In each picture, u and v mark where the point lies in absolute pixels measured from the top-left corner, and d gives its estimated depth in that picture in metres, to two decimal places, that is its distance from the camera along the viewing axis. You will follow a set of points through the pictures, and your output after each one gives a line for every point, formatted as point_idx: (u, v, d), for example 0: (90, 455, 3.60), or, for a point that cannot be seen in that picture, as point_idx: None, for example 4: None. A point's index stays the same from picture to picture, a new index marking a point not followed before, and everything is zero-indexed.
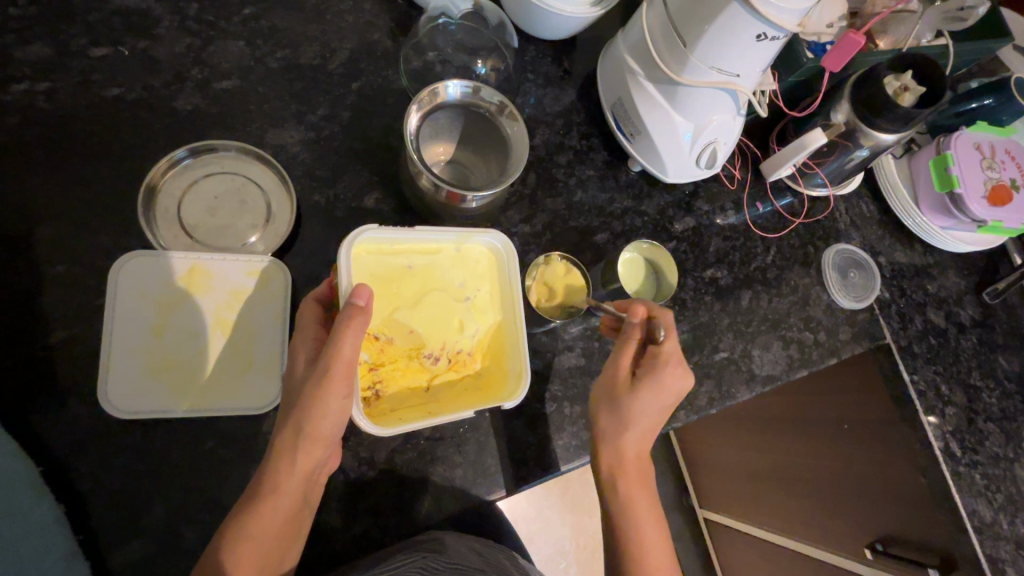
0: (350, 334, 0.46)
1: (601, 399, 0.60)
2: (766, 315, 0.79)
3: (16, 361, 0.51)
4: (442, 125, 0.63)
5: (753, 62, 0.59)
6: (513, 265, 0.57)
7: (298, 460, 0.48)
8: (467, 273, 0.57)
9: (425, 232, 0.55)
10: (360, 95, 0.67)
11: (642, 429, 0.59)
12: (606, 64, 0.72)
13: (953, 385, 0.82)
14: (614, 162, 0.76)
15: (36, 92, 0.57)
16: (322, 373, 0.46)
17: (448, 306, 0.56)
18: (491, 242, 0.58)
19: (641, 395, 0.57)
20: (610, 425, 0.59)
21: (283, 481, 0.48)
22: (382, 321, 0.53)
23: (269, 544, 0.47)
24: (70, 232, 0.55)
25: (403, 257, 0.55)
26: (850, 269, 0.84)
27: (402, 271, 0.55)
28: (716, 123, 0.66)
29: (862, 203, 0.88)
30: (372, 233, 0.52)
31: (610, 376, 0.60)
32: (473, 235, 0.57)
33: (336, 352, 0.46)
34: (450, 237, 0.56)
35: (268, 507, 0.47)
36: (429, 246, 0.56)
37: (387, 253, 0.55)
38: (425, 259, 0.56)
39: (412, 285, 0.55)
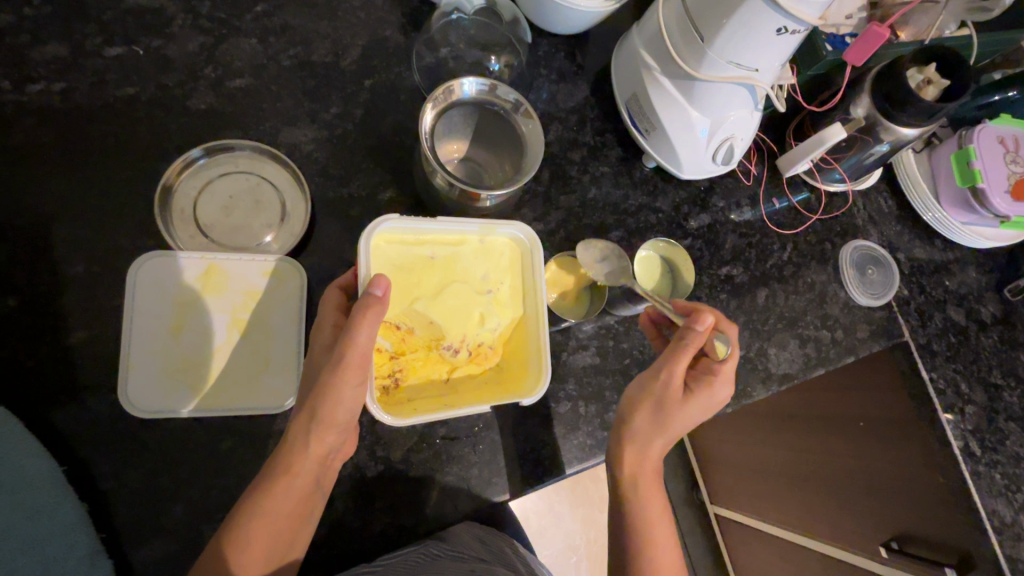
0: (366, 325, 0.45)
1: (647, 402, 0.58)
2: (782, 313, 0.78)
3: (36, 361, 0.51)
4: (456, 123, 0.62)
5: (773, 56, 0.58)
6: (537, 254, 0.56)
7: (312, 447, 0.48)
8: (489, 266, 0.57)
9: (449, 223, 0.54)
10: (372, 93, 0.67)
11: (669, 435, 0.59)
12: (622, 58, 0.71)
13: (973, 384, 0.81)
14: (629, 158, 0.75)
15: (52, 92, 0.58)
16: (335, 361, 0.46)
17: (469, 299, 0.55)
18: (514, 233, 0.57)
19: (689, 409, 0.58)
20: (647, 429, 0.58)
21: (296, 463, 0.48)
22: (401, 311, 0.53)
23: (281, 527, 0.47)
24: (86, 233, 0.55)
25: (425, 248, 0.55)
26: (868, 266, 0.83)
27: (425, 261, 0.54)
28: (733, 119, 0.65)
29: (881, 198, 0.87)
30: (392, 223, 0.52)
31: (663, 382, 0.57)
32: (496, 227, 0.56)
33: (351, 341, 0.45)
34: (473, 228, 0.56)
35: (280, 490, 0.47)
36: (452, 237, 0.56)
37: (410, 242, 0.54)
38: (448, 250, 0.56)
39: (434, 276, 0.55)
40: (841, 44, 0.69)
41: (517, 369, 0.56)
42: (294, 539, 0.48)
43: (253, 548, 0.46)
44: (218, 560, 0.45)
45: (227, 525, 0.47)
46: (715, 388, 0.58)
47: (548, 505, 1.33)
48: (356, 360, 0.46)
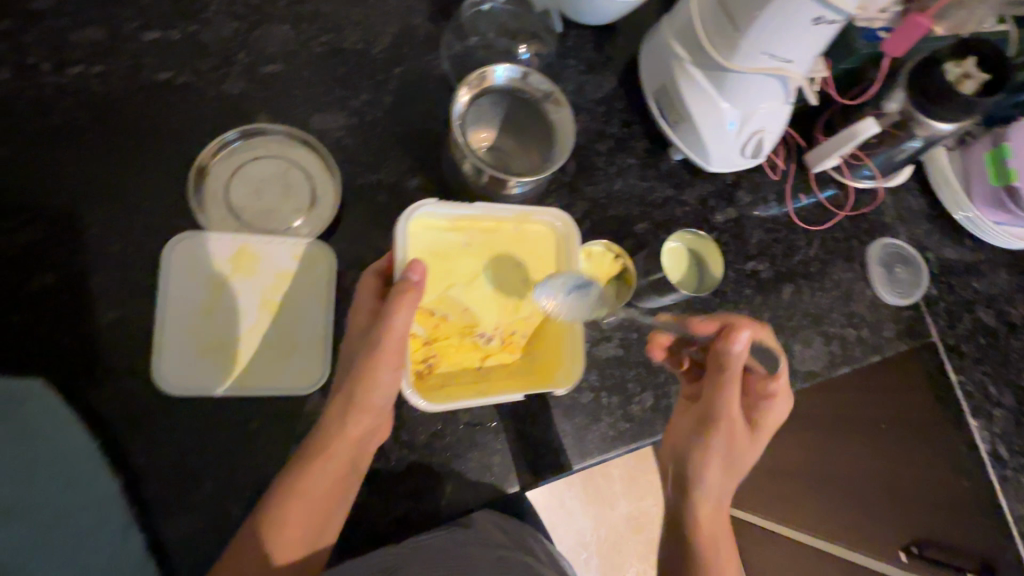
0: (403, 309, 0.46)
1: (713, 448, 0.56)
2: (808, 309, 0.77)
3: (72, 338, 0.52)
4: (486, 110, 0.62)
5: (808, 47, 0.57)
6: (574, 239, 0.57)
7: (349, 429, 0.48)
8: (523, 253, 0.57)
9: (485, 209, 0.55)
10: (401, 81, 0.67)
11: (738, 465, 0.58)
12: (651, 48, 0.70)
13: (1003, 387, 0.80)
14: (656, 151, 0.75)
15: (91, 74, 0.59)
16: (372, 345, 0.47)
17: (503, 286, 0.56)
18: (550, 220, 0.58)
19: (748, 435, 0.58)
20: (717, 473, 0.57)
21: (333, 443, 0.49)
22: (436, 297, 0.53)
23: (316, 506, 0.47)
24: (121, 214, 0.56)
25: (461, 234, 0.55)
26: (895, 265, 0.82)
27: (460, 248, 0.55)
28: (763, 112, 0.65)
29: (910, 196, 0.85)
30: (430, 208, 0.53)
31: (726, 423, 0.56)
32: (531, 214, 0.57)
33: (388, 325, 0.46)
34: (508, 215, 0.56)
35: (317, 469, 0.48)
36: (487, 224, 0.56)
37: (446, 228, 0.55)
38: (482, 237, 0.56)
39: (469, 262, 0.55)
40: (874, 38, 0.67)
41: (549, 358, 0.56)
42: (330, 520, 0.49)
43: (291, 526, 0.47)
44: (257, 536, 0.46)
45: (265, 503, 0.48)
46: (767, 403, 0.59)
47: (560, 500, 1.33)
48: (393, 344, 0.47)
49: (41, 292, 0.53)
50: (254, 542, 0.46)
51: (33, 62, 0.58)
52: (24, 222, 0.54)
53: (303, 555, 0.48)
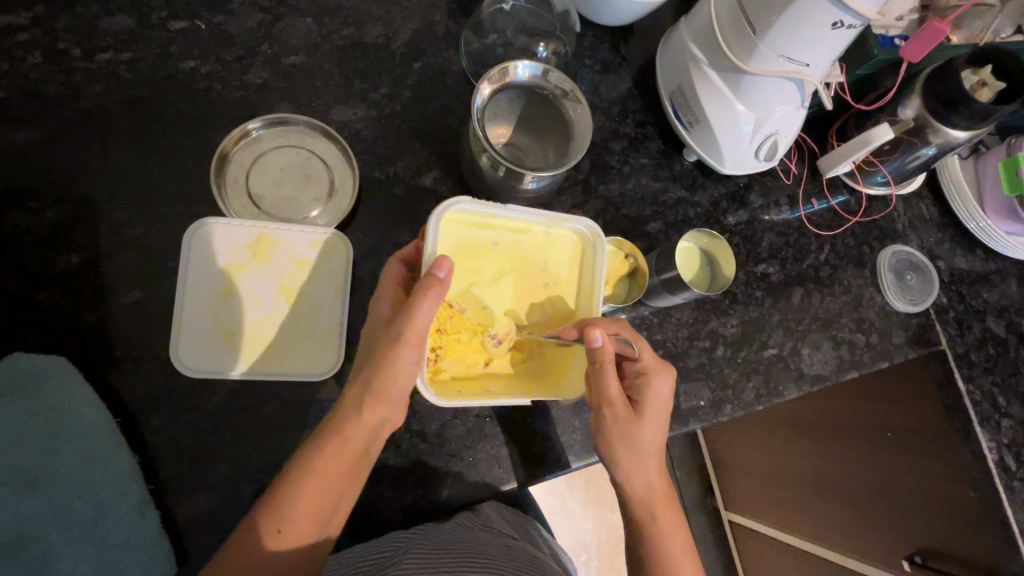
0: (426, 304, 0.46)
1: (612, 439, 0.55)
2: (817, 314, 0.77)
3: (95, 318, 0.54)
4: (504, 106, 0.63)
5: (826, 52, 0.57)
6: (601, 253, 0.57)
7: (364, 415, 0.49)
8: (547, 257, 0.58)
9: (518, 211, 0.55)
10: (420, 76, 0.68)
11: (646, 452, 0.55)
12: (669, 50, 0.71)
13: (1011, 398, 0.79)
14: (669, 151, 0.75)
15: (119, 61, 0.60)
16: (393, 336, 0.47)
17: (525, 287, 0.57)
18: (577, 227, 0.58)
19: (642, 422, 0.54)
20: (628, 462, 0.55)
21: (349, 428, 0.49)
22: (459, 292, 0.54)
23: (329, 489, 0.48)
24: (146, 199, 0.58)
25: (490, 232, 0.56)
26: (906, 272, 0.82)
27: (487, 246, 0.56)
28: (779, 115, 0.65)
29: (923, 204, 0.85)
30: (466, 204, 0.53)
31: (607, 416, 0.54)
32: (562, 220, 0.57)
33: (410, 321, 0.46)
34: (540, 219, 0.57)
35: (332, 452, 0.48)
36: (517, 224, 0.57)
37: (476, 224, 0.56)
38: (511, 237, 0.57)
39: (493, 261, 0.56)
40: (892, 44, 0.68)
41: (559, 361, 0.58)
42: (340, 503, 0.50)
43: (301, 506, 0.47)
44: (271, 516, 0.46)
45: (280, 483, 0.48)
46: (653, 384, 0.55)
47: (561, 501, 1.32)
48: (414, 338, 0.47)
49: (68, 271, 0.55)
50: (268, 522, 0.46)
51: (64, 47, 0.59)
52: (52, 204, 0.56)
53: (313, 539, 0.48)
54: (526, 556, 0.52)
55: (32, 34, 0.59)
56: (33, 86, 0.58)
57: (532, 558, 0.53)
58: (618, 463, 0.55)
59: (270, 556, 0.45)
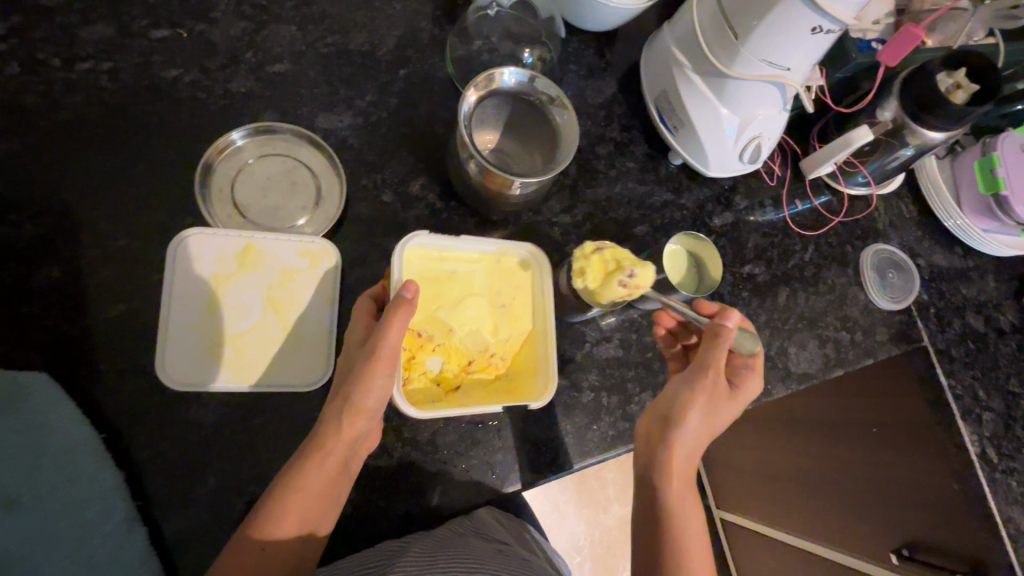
0: (393, 332, 0.48)
1: (699, 410, 0.55)
2: (802, 313, 0.78)
3: (78, 331, 0.53)
4: (491, 112, 0.63)
5: (806, 56, 0.58)
6: (547, 273, 0.61)
7: (343, 430, 0.49)
8: (501, 283, 0.61)
9: (470, 241, 0.59)
10: (406, 82, 0.68)
11: (706, 437, 0.56)
12: (652, 55, 0.72)
13: (991, 391, 0.81)
14: (655, 155, 0.76)
15: (99, 71, 0.60)
16: (369, 353, 0.48)
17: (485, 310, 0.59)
18: (526, 255, 0.62)
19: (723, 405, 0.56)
20: (694, 430, 0.55)
21: (329, 443, 0.49)
22: (424, 318, 0.57)
23: (310, 502, 0.48)
24: (128, 211, 0.57)
25: (448, 263, 0.60)
26: (888, 270, 0.83)
27: (447, 275, 0.59)
28: (761, 118, 0.66)
29: (902, 203, 0.87)
30: (424, 239, 0.57)
31: (709, 380, 0.55)
32: (509, 248, 0.61)
33: (381, 337, 0.48)
34: (490, 248, 0.61)
35: (313, 466, 0.49)
36: (472, 255, 0.61)
37: (436, 257, 0.59)
38: (467, 267, 0.60)
39: (454, 289, 0.59)
40: (869, 48, 0.70)
41: (526, 377, 0.60)
42: (322, 518, 0.50)
43: (286, 521, 0.47)
44: (263, 514, 0.48)
45: (276, 484, 0.49)
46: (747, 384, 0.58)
47: (553, 504, 1.32)
48: (387, 354, 0.48)
49: (49, 285, 0.54)
50: (263, 518, 0.47)
51: (42, 57, 0.58)
52: (32, 216, 0.55)
53: (304, 535, 0.49)
54: (518, 560, 0.52)
55: (8, 44, 0.58)
56: (10, 97, 0.57)
57: (524, 561, 0.53)
58: (687, 427, 0.54)
59: (261, 551, 0.47)
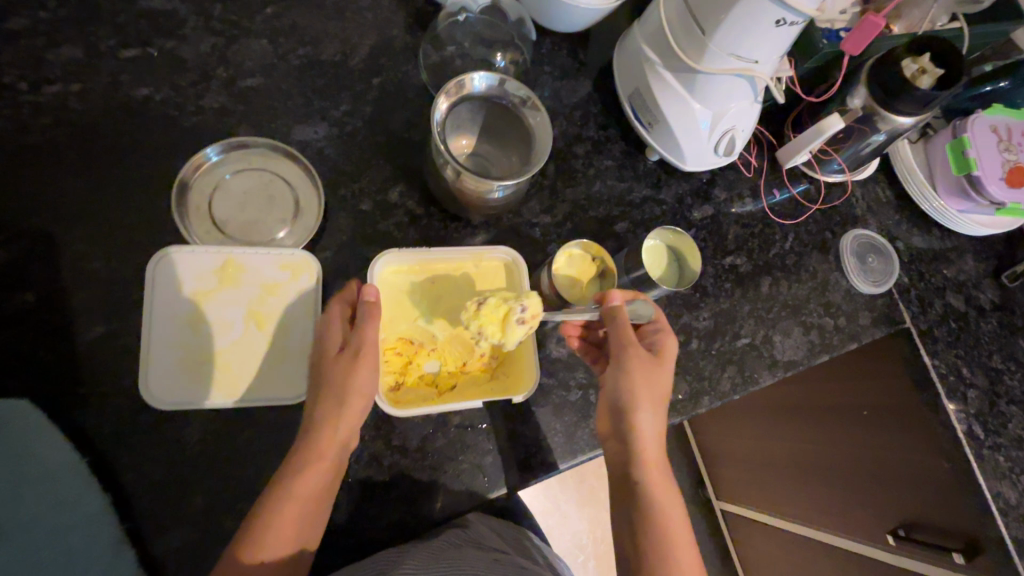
0: (371, 327, 0.52)
1: (633, 385, 0.56)
2: (786, 301, 0.79)
3: (58, 355, 0.53)
4: (465, 117, 0.63)
5: (772, 49, 0.59)
6: (524, 274, 0.62)
7: (336, 429, 0.50)
8: (482, 287, 0.63)
9: (444, 252, 0.61)
10: (380, 90, 0.68)
11: (659, 406, 0.56)
12: (624, 53, 0.72)
13: (974, 369, 0.82)
14: (632, 152, 0.77)
15: (68, 93, 0.59)
16: (354, 349, 0.51)
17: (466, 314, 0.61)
18: (504, 257, 0.63)
19: (659, 374, 0.57)
20: (643, 412, 0.55)
21: (324, 445, 0.49)
22: (409, 327, 0.59)
23: (305, 506, 0.48)
24: (104, 232, 0.57)
25: (427, 274, 0.62)
26: (868, 255, 0.84)
27: (426, 286, 0.61)
28: (733, 110, 0.67)
29: (878, 188, 0.88)
30: (397, 255, 0.59)
31: (633, 356, 0.56)
32: (485, 252, 0.63)
33: (361, 334, 0.52)
34: (466, 255, 0.62)
35: (309, 468, 0.49)
36: (451, 263, 0.62)
37: (412, 271, 0.61)
38: (446, 276, 0.62)
39: (435, 298, 0.61)
40: (837, 38, 0.70)
41: (518, 371, 0.61)
42: (316, 525, 0.50)
43: (283, 527, 0.47)
44: (252, 532, 0.46)
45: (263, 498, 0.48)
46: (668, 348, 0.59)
47: (554, 504, 1.33)
48: (371, 350, 0.52)
49: (26, 311, 0.53)
50: (261, 528, 0.47)
51: (10, 82, 0.58)
52: (6, 242, 0.54)
53: (298, 545, 0.48)
54: (514, 568, 0.52)
55: None
56: None
57: (521, 568, 0.53)
58: (640, 413, 0.55)
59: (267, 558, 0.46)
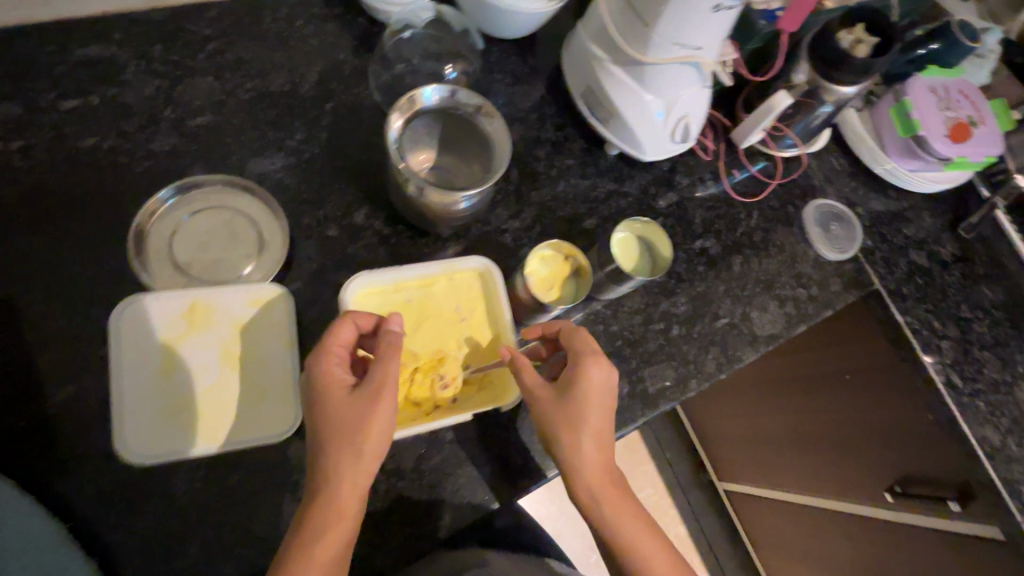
0: (393, 357, 0.51)
1: (552, 433, 0.55)
2: (759, 277, 0.80)
3: (26, 422, 0.51)
4: (421, 133, 0.64)
5: (713, 33, 0.61)
6: (500, 280, 0.62)
7: (362, 464, 0.49)
8: (459, 298, 0.62)
9: (413, 268, 0.61)
10: (333, 114, 0.67)
11: (594, 443, 0.55)
12: (571, 54, 0.73)
13: (945, 320, 0.85)
14: (593, 148, 0.78)
15: (11, 151, 0.58)
16: (375, 382, 0.50)
17: (445, 328, 0.61)
18: (477, 266, 0.63)
19: (584, 410, 0.55)
20: (580, 455, 0.54)
21: (348, 484, 0.49)
22: None
23: (336, 547, 0.47)
24: (62, 289, 0.55)
25: (402, 293, 0.61)
26: (831, 223, 0.87)
27: (402, 305, 0.60)
28: (685, 97, 0.68)
29: (832, 158, 0.91)
30: (367, 278, 0.59)
31: (540, 406, 0.55)
32: (458, 263, 0.63)
33: (382, 367, 0.51)
34: (438, 269, 0.62)
35: (332, 511, 0.48)
36: (424, 279, 0.62)
37: (386, 291, 0.61)
38: (421, 292, 0.61)
39: (412, 315, 0.60)
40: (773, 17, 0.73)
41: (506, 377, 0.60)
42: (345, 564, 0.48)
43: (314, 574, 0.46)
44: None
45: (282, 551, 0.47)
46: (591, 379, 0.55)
47: (561, 507, 1.32)
48: (392, 382, 0.51)
49: None
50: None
51: None
52: None
53: None
54: None
55: None
56: None
57: None
58: (568, 456, 0.54)
59: None
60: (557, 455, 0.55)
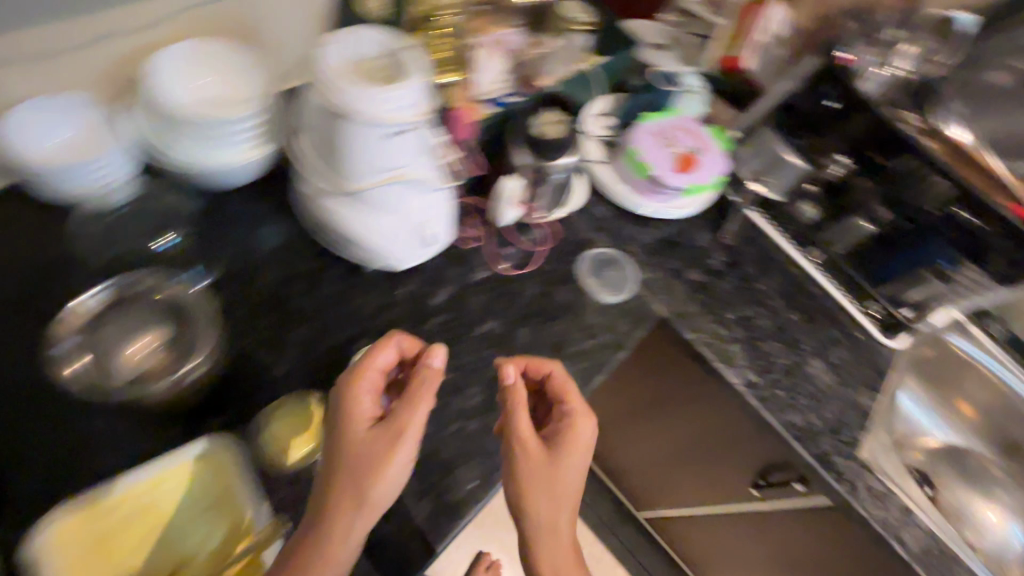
0: (422, 400, 0.63)
1: (523, 481, 0.66)
2: (548, 342, 0.84)
3: None
4: (123, 326, 0.71)
5: (406, 152, 0.66)
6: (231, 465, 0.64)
7: (375, 497, 0.59)
8: (188, 492, 0.63)
9: (126, 484, 0.61)
10: (86, 321, 0.71)
11: (564, 499, 0.67)
12: (297, 195, 0.75)
13: (732, 325, 0.97)
14: (354, 269, 0.80)
15: None
16: (422, 414, 0.62)
17: (181, 527, 0.63)
18: (201, 454, 0.64)
19: (569, 455, 0.68)
20: (541, 501, 0.66)
21: (363, 518, 0.59)
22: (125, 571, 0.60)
23: None
24: None
25: (124, 508, 0.61)
26: (605, 269, 0.94)
27: (125, 522, 0.61)
28: (414, 207, 0.72)
29: (596, 209, 1.01)
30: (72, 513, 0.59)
31: (528, 451, 0.66)
32: (177, 460, 0.63)
33: (409, 412, 0.62)
34: (157, 474, 0.62)
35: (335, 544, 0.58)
36: (146, 486, 0.62)
37: (104, 513, 0.60)
38: (145, 500, 0.62)
39: (140, 528, 0.61)
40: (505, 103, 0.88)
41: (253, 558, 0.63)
42: None
43: None
44: None
45: None
46: (581, 430, 0.69)
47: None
48: (421, 419, 0.62)
49: None
50: None
51: None
52: None
53: None
54: None
55: None
56: None
57: None
58: (533, 502, 0.66)
59: None
60: (523, 511, 0.66)
